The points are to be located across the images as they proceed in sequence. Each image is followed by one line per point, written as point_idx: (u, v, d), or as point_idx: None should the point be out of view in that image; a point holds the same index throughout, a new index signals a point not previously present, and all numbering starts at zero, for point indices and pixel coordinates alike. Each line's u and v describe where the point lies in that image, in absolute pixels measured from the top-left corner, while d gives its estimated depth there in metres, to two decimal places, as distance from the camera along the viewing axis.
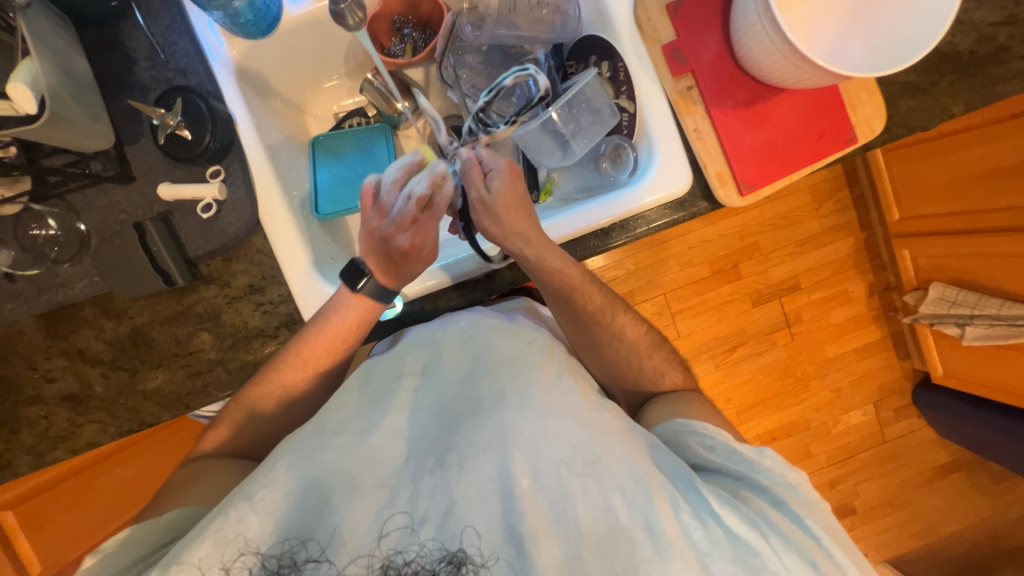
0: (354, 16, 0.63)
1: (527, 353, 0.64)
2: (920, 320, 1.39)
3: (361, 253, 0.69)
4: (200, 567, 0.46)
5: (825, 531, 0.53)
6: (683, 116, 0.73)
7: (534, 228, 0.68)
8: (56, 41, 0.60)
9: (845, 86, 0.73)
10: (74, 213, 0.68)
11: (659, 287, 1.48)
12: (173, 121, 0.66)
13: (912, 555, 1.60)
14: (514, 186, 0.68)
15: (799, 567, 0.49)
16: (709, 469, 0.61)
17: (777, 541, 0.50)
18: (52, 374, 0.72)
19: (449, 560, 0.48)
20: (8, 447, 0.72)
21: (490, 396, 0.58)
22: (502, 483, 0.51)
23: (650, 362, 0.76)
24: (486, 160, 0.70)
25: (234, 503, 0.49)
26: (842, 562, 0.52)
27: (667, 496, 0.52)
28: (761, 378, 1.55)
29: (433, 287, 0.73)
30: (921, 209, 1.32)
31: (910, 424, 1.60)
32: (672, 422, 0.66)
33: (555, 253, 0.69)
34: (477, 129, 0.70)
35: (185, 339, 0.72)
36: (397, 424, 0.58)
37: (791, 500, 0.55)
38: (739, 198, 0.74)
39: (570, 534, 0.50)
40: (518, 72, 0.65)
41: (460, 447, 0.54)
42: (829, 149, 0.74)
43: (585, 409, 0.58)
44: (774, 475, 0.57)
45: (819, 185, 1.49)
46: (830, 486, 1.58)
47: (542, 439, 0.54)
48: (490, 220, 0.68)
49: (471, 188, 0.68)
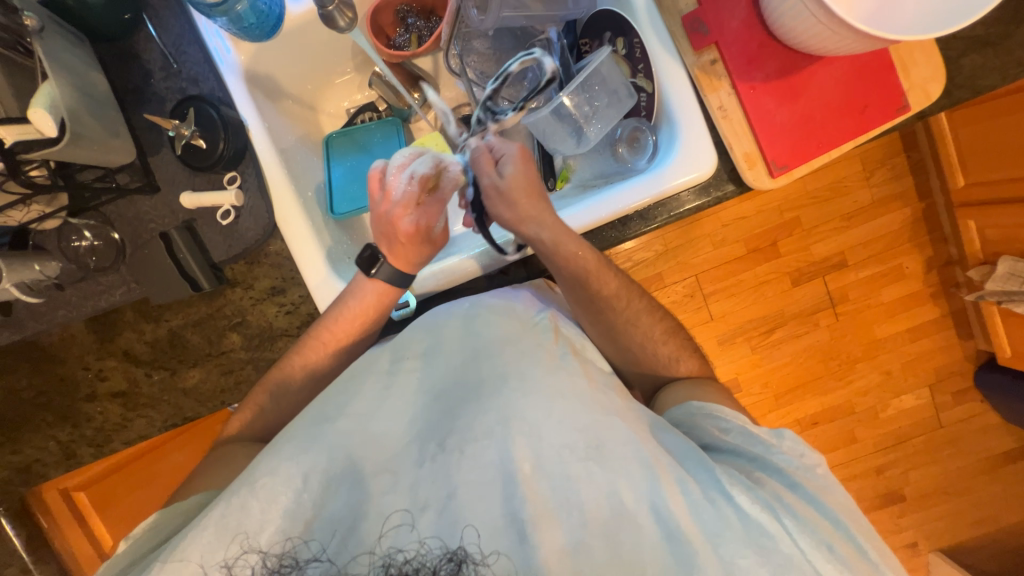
0: (343, 16, 0.64)
1: (529, 334, 0.62)
2: (986, 297, 1.26)
3: (376, 237, 0.72)
4: (197, 561, 0.47)
5: (844, 515, 0.53)
6: (706, 93, 0.68)
7: (548, 214, 0.67)
8: (73, 61, 0.62)
9: (897, 47, 0.65)
10: (109, 224, 0.71)
11: (689, 269, 1.42)
12: (187, 131, 0.67)
13: (969, 545, 1.51)
14: (525, 170, 0.68)
15: (813, 549, 0.49)
16: (721, 450, 0.60)
17: (790, 522, 0.50)
18: (103, 373, 0.78)
19: (452, 560, 0.46)
20: (72, 439, 0.80)
21: (492, 379, 0.58)
22: (503, 468, 0.51)
23: (674, 355, 0.72)
24: (497, 147, 0.71)
25: (236, 491, 0.51)
26: (872, 556, 0.51)
27: (675, 478, 0.52)
28: (801, 361, 1.47)
29: (444, 283, 0.73)
30: (995, 174, 1.18)
31: (971, 409, 1.47)
32: (688, 404, 0.64)
33: (572, 237, 0.67)
34: (486, 117, 0.72)
35: (216, 339, 0.76)
36: (403, 406, 0.58)
37: (807, 483, 0.55)
38: (770, 180, 0.68)
39: (573, 519, 0.49)
40: (524, 58, 0.67)
41: (459, 431, 0.54)
42: (876, 120, 0.66)
43: (587, 390, 0.57)
44: (791, 458, 0.57)
45: (871, 152, 1.36)
46: (877, 473, 1.50)
47: (543, 423, 0.53)
48: (505, 206, 0.68)
49: (482, 176, 0.69)
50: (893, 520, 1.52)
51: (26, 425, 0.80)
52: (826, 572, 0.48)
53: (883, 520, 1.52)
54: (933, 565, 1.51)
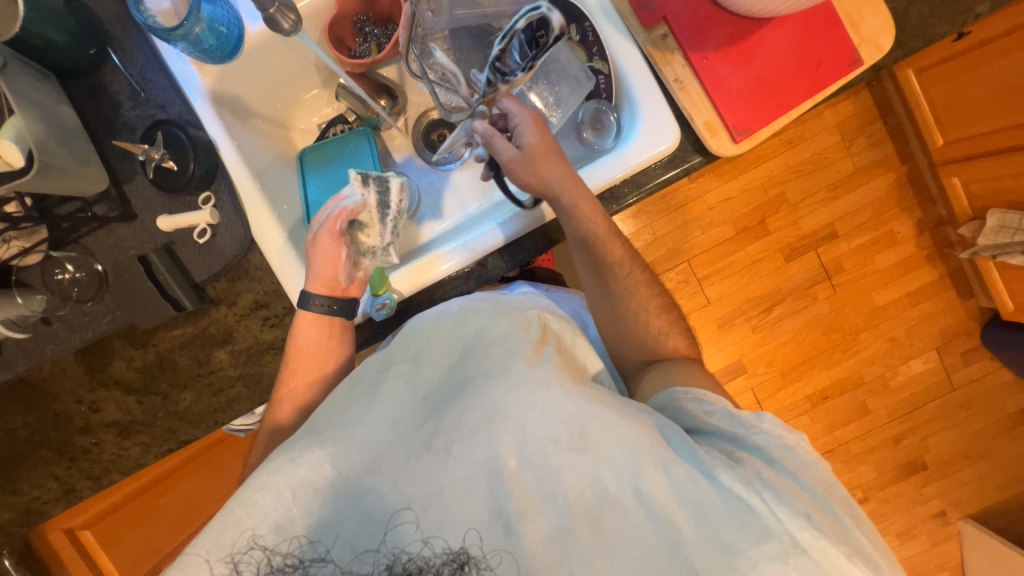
0: (286, 18, 0.60)
1: (512, 332, 0.61)
2: (981, 253, 1.25)
3: (322, 262, 0.69)
4: (203, 553, 0.47)
5: (818, 486, 0.50)
6: (661, 67, 0.69)
7: (565, 171, 0.66)
8: (41, 96, 0.65)
9: (842, 5, 0.67)
10: (91, 255, 0.72)
11: (680, 254, 1.41)
12: (157, 154, 0.69)
13: (1000, 508, 1.47)
14: (542, 130, 0.67)
15: (793, 521, 0.46)
16: (703, 432, 0.57)
17: (768, 494, 0.47)
18: (96, 405, 0.78)
19: (454, 560, 0.46)
20: (71, 474, 0.80)
21: (476, 377, 0.56)
22: (488, 464, 0.49)
23: (661, 330, 0.72)
24: (512, 115, 0.69)
25: (230, 508, 0.49)
26: (845, 521, 0.48)
27: (657, 460, 0.50)
28: (803, 336, 1.45)
29: (437, 275, 0.72)
30: (971, 129, 1.17)
31: (983, 367, 1.45)
32: (671, 390, 0.63)
33: (586, 197, 0.66)
34: (495, 82, 0.63)
35: (205, 359, 0.77)
36: (388, 409, 0.56)
37: (786, 459, 0.52)
38: (733, 145, 0.69)
39: (558, 506, 0.48)
40: (530, 13, 0.57)
41: (445, 430, 0.52)
42: (831, 77, 0.67)
43: (570, 382, 0.56)
44: (771, 437, 0.54)
45: (846, 121, 1.36)
46: (895, 443, 1.48)
47: (527, 416, 0.51)
48: (529, 172, 0.65)
49: (502, 151, 0.66)
50: (918, 489, 1.48)
51: (23, 464, 0.80)
52: (805, 540, 0.45)
53: (907, 491, 1.48)
54: (964, 533, 1.48)
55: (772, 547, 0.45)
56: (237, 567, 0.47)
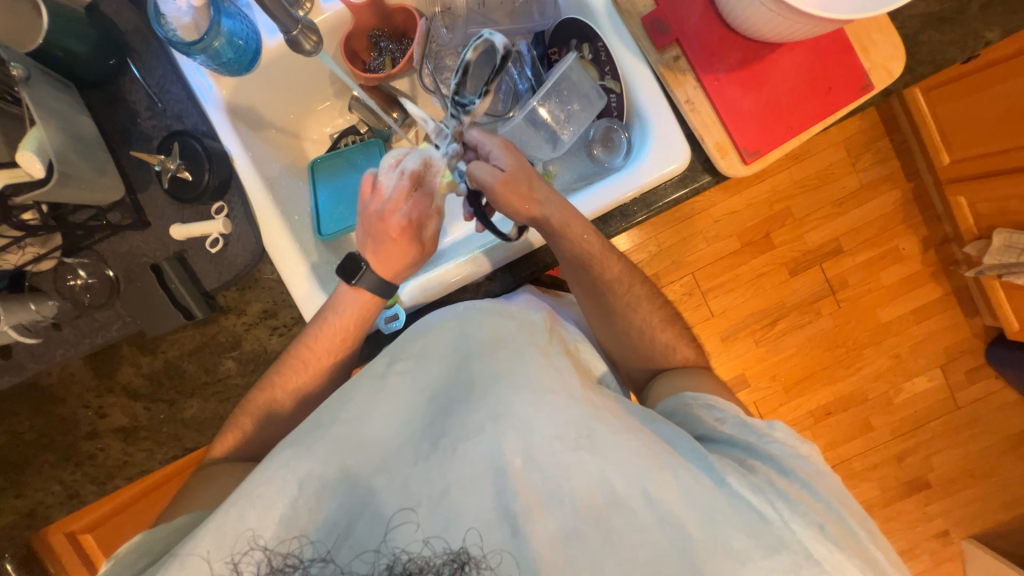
0: (308, 39, 0.61)
1: (521, 333, 0.61)
2: (986, 272, 1.24)
3: (384, 250, 0.68)
4: (203, 554, 0.47)
5: (833, 498, 0.50)
6: (673, 88, 0.70)
7: (549, 193, 0.65)
8: (61, 106, 0.66)
9: (852, 30, 0.67)
10: (103, 262, 0.73)
11: (685, 267, 1.42)
12: (172, 164, 0.70)
13: (1003, 529, 1.46)
14: (516, 153, 0.65)
15: (806, 532, 0.46)
16: (715, 440, 0.58)
17: (782, 505, 0.48)
18: (103, 410, 0.78)
19: (454, 561, 0.46)
20: (75, 478, 0.80)
21: (483, 377, 0.56)
22: (493, 461, 0.49)
23: (665, 343, 0.72)
24: (482, 143, 0.67)
25: (234, 500, 0.49)
26: (860, 536, 0.48)
27: (667, 464, 0.50)
28: (807, 350, 1.45)
29: (457, 282, 0.72)
30: (979, 150, 1.17)
31: (987, 386, 1.44)
32: (682, 395, 0.63)
33: (576, 218, 0.66)
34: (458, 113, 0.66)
35: (212, 367, 0.77)
36: (396, 407, 0.56)
37: (800, 469, 0.52)
38: (744, 167, 0.69)
39: (564, 506, 0.48)
40: (476, 43, 0.61)
41: (451, 430, 0.52)
42: (841, 100, 0.68)
43: (579, 385, 0.56)
44: (784, 446, 0.54)
45: (854, 137, 1.37)
46: (898, 461, 1.47)
47: (534, 415, 0.51)
48: (514, 198, 0.63)
49: (484, 178, 0.63)
50: (920, 508, 1.47)
51: (28, 467, 0.80)
52: (818, 552, 0.46)
53: (909, 509, 1.47)
54: (967, 554, 1.46)
55: (784, 558, 0.45)
56: (237, 568, 0.46)
